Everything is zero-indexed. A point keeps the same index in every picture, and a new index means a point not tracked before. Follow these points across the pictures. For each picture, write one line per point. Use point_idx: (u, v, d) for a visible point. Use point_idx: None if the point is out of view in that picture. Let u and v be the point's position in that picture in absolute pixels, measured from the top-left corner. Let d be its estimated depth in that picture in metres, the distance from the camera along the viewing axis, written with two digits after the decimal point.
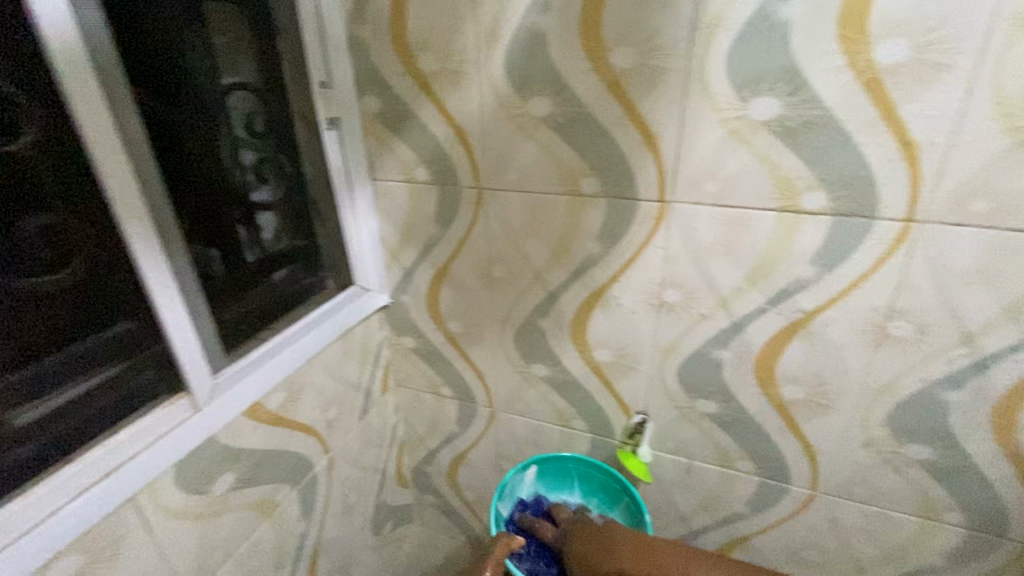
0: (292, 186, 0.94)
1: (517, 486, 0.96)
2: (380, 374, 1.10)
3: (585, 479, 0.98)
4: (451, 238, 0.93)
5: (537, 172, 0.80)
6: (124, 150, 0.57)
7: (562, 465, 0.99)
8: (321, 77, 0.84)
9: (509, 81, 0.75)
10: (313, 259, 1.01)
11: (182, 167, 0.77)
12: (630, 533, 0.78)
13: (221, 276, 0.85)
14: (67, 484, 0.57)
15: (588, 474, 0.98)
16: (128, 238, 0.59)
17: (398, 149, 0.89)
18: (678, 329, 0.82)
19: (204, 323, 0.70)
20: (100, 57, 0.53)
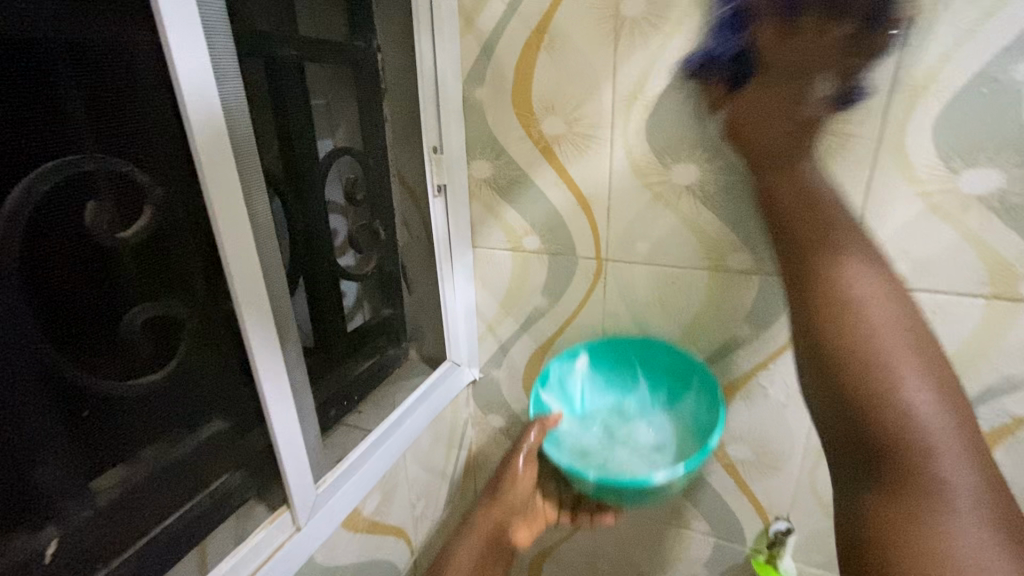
0: (383, 252, 0.88)
1: (565, 379, 0.76)
2: (464, 457, 0.99)
3: (648, 364, 0.77)
4: (559, 312, 0.84)
5: (674, 246, 0.71)
6: (253, 236, 0.49)
7: (617, 352, 0.78)
8: (435, 141, 0.78)
9: (649, 146, 0.67)
10: (399, 330, 0.93)
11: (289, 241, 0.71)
12: (824, 253, 0.46)
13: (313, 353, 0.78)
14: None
15: (650, 359, 0.77)
16: (250, 338, 0.50)
17: (506, 215, 0.81)
18: None
19: (310, 424, 0.61)
20: (239, 134, 0.46)
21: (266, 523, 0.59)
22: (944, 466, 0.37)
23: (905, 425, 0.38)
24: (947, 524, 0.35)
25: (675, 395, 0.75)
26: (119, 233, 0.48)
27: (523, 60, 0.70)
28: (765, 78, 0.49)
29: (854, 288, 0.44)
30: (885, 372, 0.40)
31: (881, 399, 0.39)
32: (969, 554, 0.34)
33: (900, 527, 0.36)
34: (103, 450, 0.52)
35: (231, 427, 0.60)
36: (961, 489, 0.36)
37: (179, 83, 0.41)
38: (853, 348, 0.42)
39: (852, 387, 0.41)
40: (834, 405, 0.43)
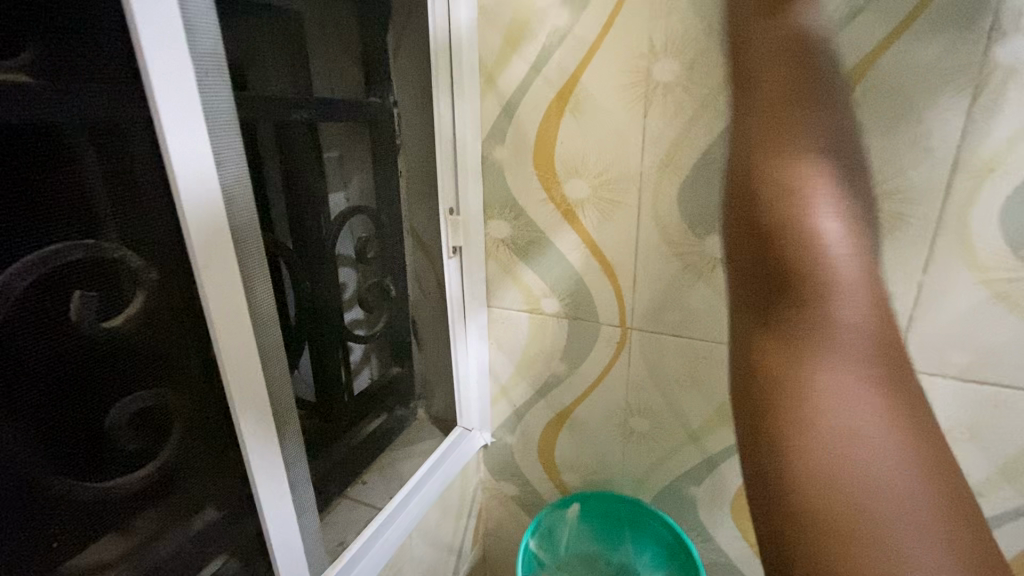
0: (393, 310, 0.84)
1: (554, 527, 0.81)
2: (473, 525, 0.93)
3: (637, 526, 0.79)
4: (579, 380, 0.78)
5: (705, 319, 0.66)
6: (253, 328, 0.44)
7: (611, 505, 0.80)
8: (451, 203, 0.75)
9: (681, 215, 0.63)
10: (408, 391, 0.88)
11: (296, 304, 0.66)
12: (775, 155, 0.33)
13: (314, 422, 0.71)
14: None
15: (642, 522, 0.78)
16: (246, 440, 0.45)
17: (525, 277, 0.76)
18: None
19: (309, 517, 0.55)
20: (241, 223, 0.42)
21: None
22: (846, 335, 0.31)
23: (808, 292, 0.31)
24: (848, 389, 0.30)
25: (659, 560, 0.78)
26: None
27: (546, 120, 0.67)
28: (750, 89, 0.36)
29: (816, 199, 0.32)
30: (804, 190, 0.32)
31: (794, 258, 0.32)
32: (863, 486, 0.28)
33: (816, 437, 0.30)
34: (75, 555, 0.46)
35: (224, 521, 0.54)
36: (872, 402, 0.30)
37: (174, 176, 0.37)
38: (783, 233, 0.32)
39: (760, 197, 0.33)
40: (744, 260, 0.34)
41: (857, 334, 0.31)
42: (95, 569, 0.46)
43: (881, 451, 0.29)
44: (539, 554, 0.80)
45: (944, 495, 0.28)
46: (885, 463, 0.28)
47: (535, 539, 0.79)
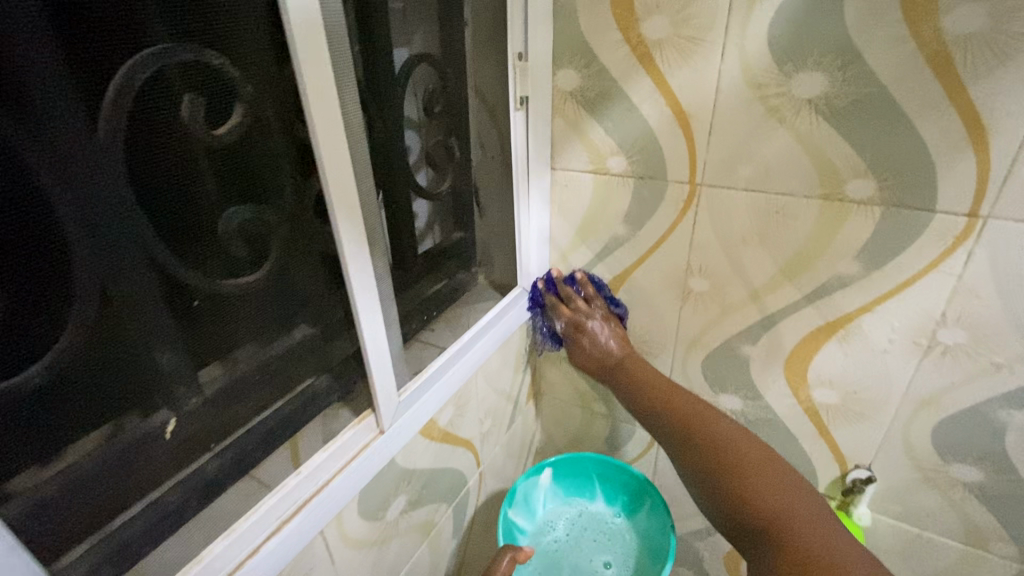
0: (459, 171, 0.85)
1: (529, 493, 0.93)
2: (528, 381, 1.00)
3: (605, 479, 0.95)
4: (640, 242, 0.79)
5: (784, 170, 0.64)
6: (346, 136, 0.47)
7: (578, 465, 0.96)
8: (521, 47, 0.70)
9: (769, 51, 0.59)
10: (470, 254, 0.91)
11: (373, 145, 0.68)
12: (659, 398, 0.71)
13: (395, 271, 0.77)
14: (268, 515, 0.51)
15: (609, 475, 0.95)
16: (343, 245, 0.49)
17: (592, 134, 0.75)
18: (952, 380, 0.65)
19: (393, 332, 0.60)
20: (331, 20, 0.43)
21: (353, 423, 0.60)
22: (765, 474, 0.60)
23: (734, 454, 0.62)
24: (770, 473, 0.60)
25: (630, 508, 0.93)
26: (214, 129, 0.48)
27: None
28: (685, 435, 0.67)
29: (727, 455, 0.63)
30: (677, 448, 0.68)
31: (722, 458, 0.63)
32: (811, 523, 0.55)
33: (780, 503, 0.57)
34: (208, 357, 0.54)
35: (314, 339, 0.63)
36: (774, 468, 0.60)
37: None
38: (721, 451, 0.63)
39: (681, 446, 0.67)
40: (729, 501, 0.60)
41: (773, 470, 0.60)
42: (207, 381, 0.55)
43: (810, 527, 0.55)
44: (517, 522, 0.91)
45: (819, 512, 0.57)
46: (810, 517, 0.56)
47: (514, 508, 0.90)
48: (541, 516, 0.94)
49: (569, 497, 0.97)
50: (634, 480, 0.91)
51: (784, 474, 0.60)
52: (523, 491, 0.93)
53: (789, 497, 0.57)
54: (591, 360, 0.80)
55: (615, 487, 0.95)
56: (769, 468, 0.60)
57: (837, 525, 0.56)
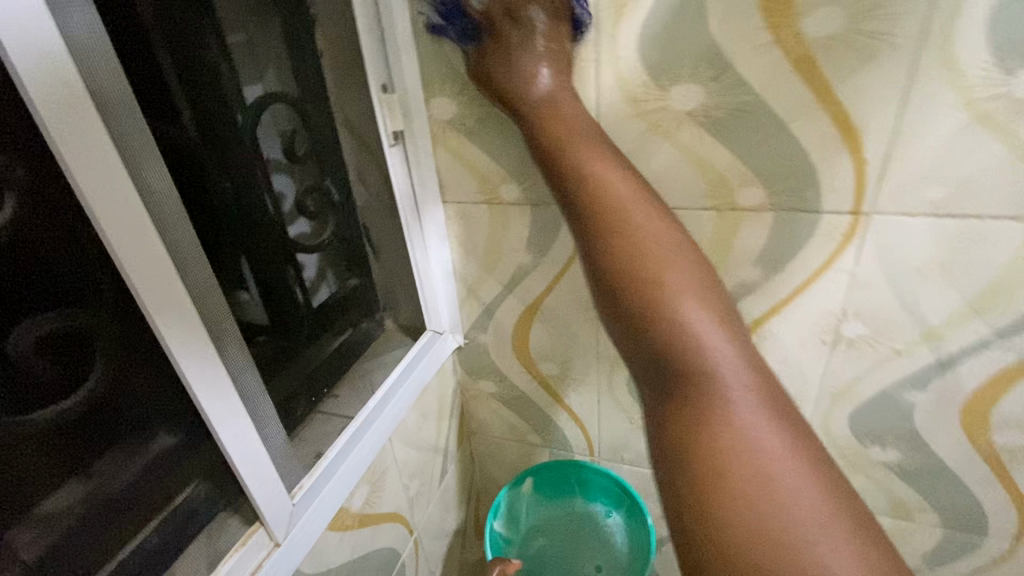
0: (340, 216, 0.77)
1: (512, 504, 0.89)
2: (455, 425, 0.93)
3: (587, 483, 0.90)
4: (547, 269, 0.75)
5: (676, 184, 0.61)
6: (155, 228, 0.38)
7: (556, 472, 0.90)
8: (384, 77, 0.65)
9: (643, 66, 0.56)
10: (372, 301, 0.84)
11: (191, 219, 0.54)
12: (649, 315, 0.41)
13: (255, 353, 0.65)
14: None
15: (589, 477, 0.90)
16: (175, 355, 0.40)
17: (479, 162, 0.69)
18: (860, 369, 0.66)
19: (271, 428, 0.52)
20: (101, 85, 0.33)
21: (238, 543, 0.51)
22: (728, 354, 0.38)
23: (695, 353, 0.38)
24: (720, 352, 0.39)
25: (614, 506, 0.88)
26: None
27: None
28: (666, 367, 0.39)
29: (703, 334, 0.39)
30: (659, 278, 0.42)
31: (655, 303, 0.41)
32: (766, 462, 0.33)
33: (710, 422, 0.35)
34: (33, 505, 0.45)
35: (178, 449, 0.52)
36: (674, 263, 0.43)
37: None
38: (655, 314, 0.41)
39: (633, 304, 0.42)
40: (639, 348, 0.41)
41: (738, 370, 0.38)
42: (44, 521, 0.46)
43: (796, 490, 0.31)
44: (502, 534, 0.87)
45: (764, 381, 0.38)
46: (789, 478, 0.32)
47: (498, 520, 0.87)
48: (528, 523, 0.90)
49: (555, 500, 0.91)
50: (614, 483, 0.86)
51: (738, 352, 0.39)
52: (505, 505, 0.88)
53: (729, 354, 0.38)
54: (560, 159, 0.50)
55: (597, 489, 0.89)
56: (760, 401, 0.36)
57: (845, 496, 0.32)
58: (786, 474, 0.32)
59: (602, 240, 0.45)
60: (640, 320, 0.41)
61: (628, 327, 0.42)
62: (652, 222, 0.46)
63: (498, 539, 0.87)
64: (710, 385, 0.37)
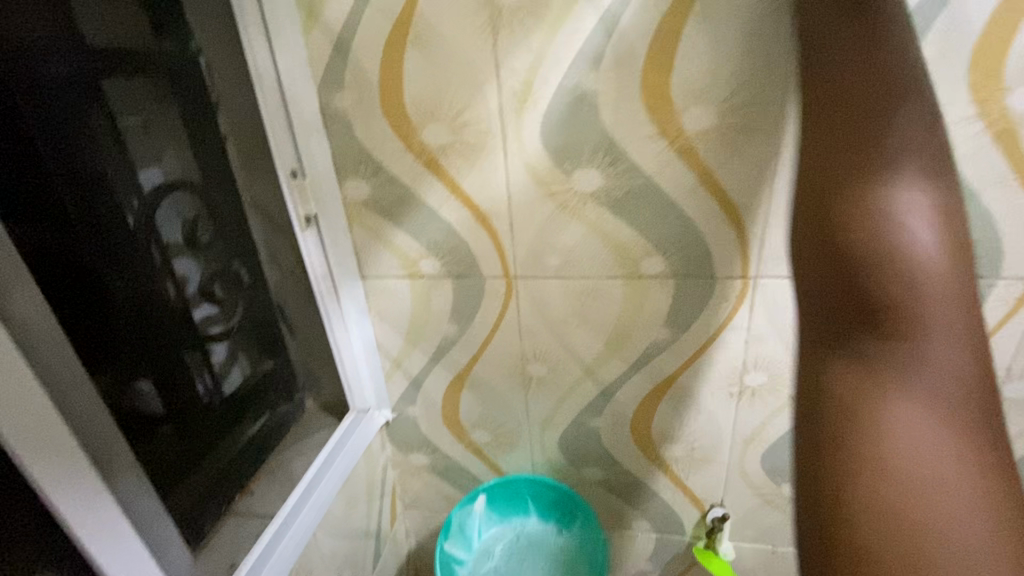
0: (252, 296, 0.74)
1: (464, 523, 0.85)
2: (387, 503, 0.89)
3: (539, 500, 0.87)
4: (471, 339, 0.75)
5: (585, 257, 0.66)
6: (26, 361, 0.35)
7: (512, 490, 0.86)
8: (294, 163, 0.64)
9: (546, 152, 0.60)
10: (290, 382, 0.81)
11: (66, 320, 0.51)
12: (846, 355, 0.30)
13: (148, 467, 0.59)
14: None
15: (542, 494, 0.86)
16: (50, 495, 0.37)
17: (395, 239, 0.69)
18: (765, 416, 0.71)
19: (170, 551, 0.48)
20: None
21: None
22: (938, 349, 0.29)
23: (877, 211, 0.30)
24: (934, 359, 0.29)
25: (564, 522, 0.85)
26: None
27: (388, 58, 0.58)
28: (875, 523, 0.26)
29: (922, 354, 0.29)
30: (875, 209, 0.30)
31: (886, 255, 0.29)
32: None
33: (903, 504, 0.26)
34: None
35: None
36: (943, 283, 0.30)
37: None
38: (900, 488, 0.26)
39: (835, 436, 0.29)
40: (817, 459, 0.29)
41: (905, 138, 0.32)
42: None
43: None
44: (454, 554, 0.84)
45: (962, 280, 0.30)
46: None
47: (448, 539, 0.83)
48: (481, 542, 0.87)
49: (507, 518, 0.88)
50: (564, 495, 0.84)
51: (962, 422, 0.28)
52: (457, 521, 0.84)
53: (942, 291, 0.29)
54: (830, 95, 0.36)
55: (549, 506, 0.87)
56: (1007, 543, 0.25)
57: None
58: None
59: (826, 218, 0.32)
60: (845, 323, 0.31)
61: (819, 345, 0.32)
62: (927, 263, 0.30)
63: (451, 561, 0.83)
64: (941, 498, 0.26)
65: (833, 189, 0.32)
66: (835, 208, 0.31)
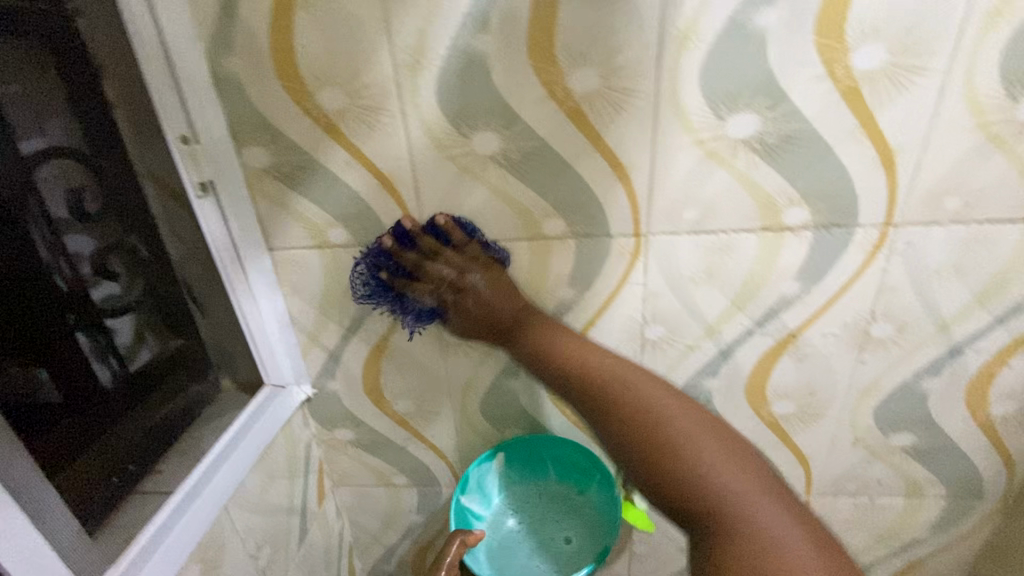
0: (156, 272, 0.72)
1: (483, 480, 0.85)
2: (313, 480, 0.89)
3: (558, 459, 0.87)
4: (386, 308, 0.76)
5: (490, 220, 0.67)
6: None
7: (531, 449, 0.86)
8: (185, 127, 0.62)
9: (443, 114, 0.61)
10: (202, 362, 0.78)
11: None
12: (671, 457, 0.52)
13: (35, 451, 0.56)
14: None
15: (558, 456, 0.86)
16: None
17: (301, 208, 0.69)
18: (667, 367, 0.76)
19: (56, 517, 0.49)
20: None
21: None
22: (684, 426, 0.55)
23: (668, 426, 0.55)
24: (687, 430, 0.54)
25: (584, 482, 0.86)
26: None
27: (278, 20, 0.58)
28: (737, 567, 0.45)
29: (680, 425, 0.55)
30: (654, 408, 0.56)
31: (655, 431, 0.54)
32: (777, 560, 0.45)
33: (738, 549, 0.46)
34: None
35: None
36: (677, 407, 0.56)
37: None
38: (704, 489, 0.50)
39: (676, 485, 0.52)
40: (654, 486, 0.53)
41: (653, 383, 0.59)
42: None
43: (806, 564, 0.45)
44: (472, 508, 0.85)
45: (736, 449, 0.54)
46: (772, 518, 0.48)
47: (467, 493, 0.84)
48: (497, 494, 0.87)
49: (525, 477, 0.88)
50: (587, 458, 0.84)
51: (719, 441, 0.54)
52: (475, 478, 0.84)
53: (684, 420, 0.55)
54: (487, 314, 0.65)
55: (568, 465, 0.87)
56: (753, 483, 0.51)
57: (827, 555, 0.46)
58: (736, 484, 0.50)
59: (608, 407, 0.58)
60: (616, 426, 0.56)
61: (641, 464, 0.54)
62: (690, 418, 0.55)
63: (466, 512, 0.84)
64: (751, 524, 0.48)
65: (611, 396, 0.58)
66: (600, 400, 0.58)
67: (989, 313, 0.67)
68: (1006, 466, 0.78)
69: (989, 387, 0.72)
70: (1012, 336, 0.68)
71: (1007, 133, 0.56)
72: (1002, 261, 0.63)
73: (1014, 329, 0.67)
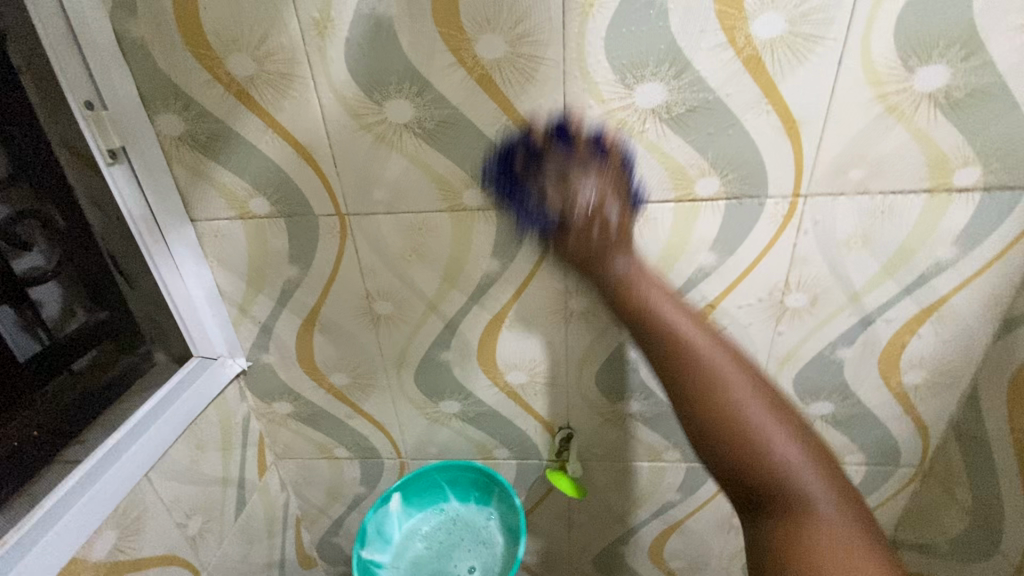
0: (77, 241, 0.71)
1: (383, 522, 0.83)
2: (253, 453, 0.90)
3: (455, 483, 0.88)
4: (314, 281, 0.76)
5: (409, 190, 0.68)
6: None
7: (425, 479, 0.87)
8: (90, 95, 0.62)
9: (354, 81, 0.61)
10: (132, 332, 0.78)
11: None
12: (719, 421, 0.45)
13: None
14: None
15: (455, 477, 0.88)
16: None
17: (221, 178, 0.69)
18: (593, 337, 0.77)
19: None
20: None
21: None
22: (773, 432, 0.44)
23: (721, 377, 0.46)
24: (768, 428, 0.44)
25: (484, 500, 0.87)
26: None
27: None
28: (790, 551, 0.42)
29: (744, 401, 0.45)
30: (702, 364, 0.46)
31: (723, 407, 0.45)
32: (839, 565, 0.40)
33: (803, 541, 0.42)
34: None
35: None
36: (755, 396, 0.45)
37: None
38: (760, 469, 0.44)
39: (730, 445, 0.44)
40: (721, 469, 0.45)
41: (691, 317, 0.49)
42: None
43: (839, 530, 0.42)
44: (375, 557, 0.81)
45: (778, 394, 0.47)
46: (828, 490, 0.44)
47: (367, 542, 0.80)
48: (401, 538, 0.84)
49: (428, 510, 0.87)
50: (483, 474, 0.86)
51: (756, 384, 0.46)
52: (374, 526, 0.82)
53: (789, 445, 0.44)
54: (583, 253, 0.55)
55: (466, 486, 0.88)
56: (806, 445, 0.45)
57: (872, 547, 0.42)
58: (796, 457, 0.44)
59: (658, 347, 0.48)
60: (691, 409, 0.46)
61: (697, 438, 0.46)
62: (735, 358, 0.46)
63: (369, 565, 0.80)
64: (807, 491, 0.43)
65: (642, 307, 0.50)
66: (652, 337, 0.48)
67: (897, 282, 0.68)
68: (920, 431, 0.81)
69: (900, 355, 0.74)
70: (919, 305, 0.70)
71: (905, 104, 0.57)
72: (906, 231, 0.65)
73: (921, 299, 0.69)
